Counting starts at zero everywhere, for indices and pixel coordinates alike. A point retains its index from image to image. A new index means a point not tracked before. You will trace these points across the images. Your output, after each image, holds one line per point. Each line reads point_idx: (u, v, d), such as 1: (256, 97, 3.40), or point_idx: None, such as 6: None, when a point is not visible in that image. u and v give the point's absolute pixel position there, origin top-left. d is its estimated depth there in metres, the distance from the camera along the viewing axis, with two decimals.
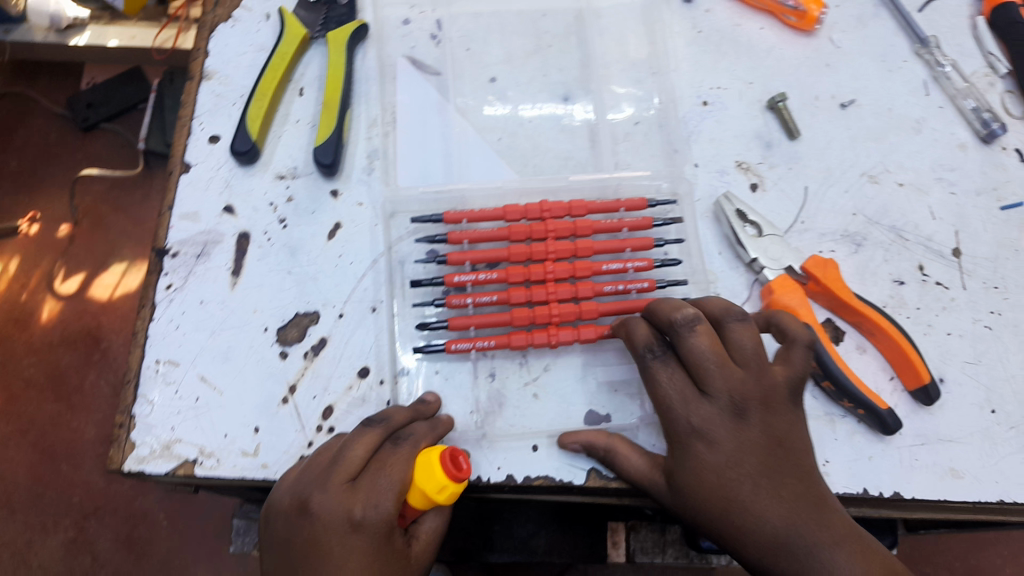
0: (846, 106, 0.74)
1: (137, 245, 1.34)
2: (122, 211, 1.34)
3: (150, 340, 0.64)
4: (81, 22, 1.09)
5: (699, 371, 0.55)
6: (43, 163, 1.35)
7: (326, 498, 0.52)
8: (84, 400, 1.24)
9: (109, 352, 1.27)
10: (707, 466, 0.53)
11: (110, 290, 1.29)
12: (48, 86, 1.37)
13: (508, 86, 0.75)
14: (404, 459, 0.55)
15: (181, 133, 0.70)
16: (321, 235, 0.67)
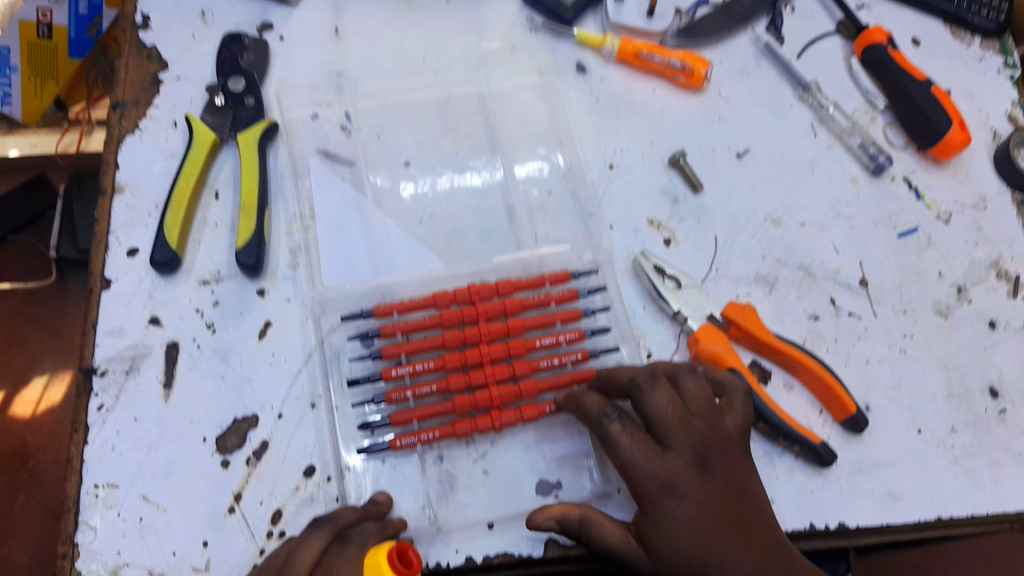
0: (742, 156, 0.78)
1: (57, 356, 1.37)
2: (40, 322, 1.37)
3: (86, 464, 0.62)
4: None
5: (661, 427, 0.56)
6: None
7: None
8: (14, 527, 1.24)
9: (37, 470, 1.29)
10: (679, 519, 0.53)
11: (32, 406, 1.32)
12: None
13: (421, 169, 0.77)
14: (353, 562, 0.53)
15: (98, 249, 0.70)
16: (251, 336, 0.67)
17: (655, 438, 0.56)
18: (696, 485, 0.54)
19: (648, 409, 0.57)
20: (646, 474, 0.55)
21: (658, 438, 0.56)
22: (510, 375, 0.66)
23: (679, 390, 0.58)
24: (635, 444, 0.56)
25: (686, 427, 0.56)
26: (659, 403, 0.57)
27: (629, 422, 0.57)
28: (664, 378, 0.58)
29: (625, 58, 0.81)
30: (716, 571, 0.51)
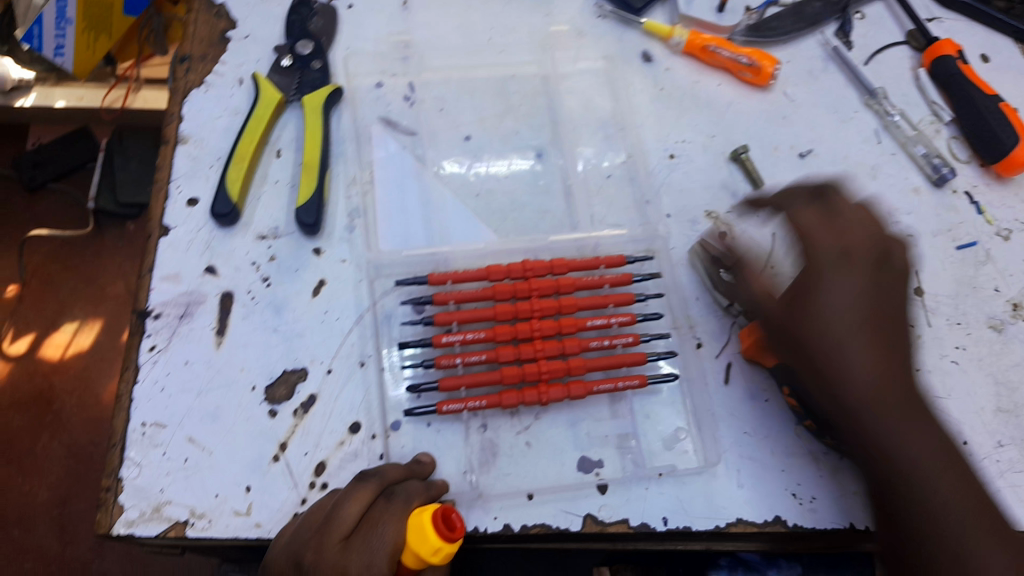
0: (804, 156, 0.78)
1: (86, 305, 1.47)
2: (74, 270, 1.49)
3: (134, 403, 0.64)
4: (27, 83, 1.25)
5: (822, 222, 0.60)
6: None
7: (319, 558, 0.53)
8: (36, 465, 1.34)
9: (61, 413, 1.38)
10: (833, 303, 0.56)
11: (62, 349, 1.42)
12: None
13: (482, 143, 0.77)
14: (397, 516, 0.55)
15: (159, 197, 0.71)
16: (306, 292, 0.68)
17: (821, 227, 0.60)
18: (855, 289, 0.57)
19: (817, 217, 0.61)
20: (810, 240, 0.59)
21: (816, 242, 0.59)
22: (559, 352, 0.66)
23: (836, 209, 0.61)
24: (802, 227, 0.61)
25: (844, 233, 0.60)
26: (818, 219, 0.61)
27: (800, 212, 0.61)
28: (831, 193, 0.62)
29: (693, 50, 0.81)
30: (857, 359, 0.55)
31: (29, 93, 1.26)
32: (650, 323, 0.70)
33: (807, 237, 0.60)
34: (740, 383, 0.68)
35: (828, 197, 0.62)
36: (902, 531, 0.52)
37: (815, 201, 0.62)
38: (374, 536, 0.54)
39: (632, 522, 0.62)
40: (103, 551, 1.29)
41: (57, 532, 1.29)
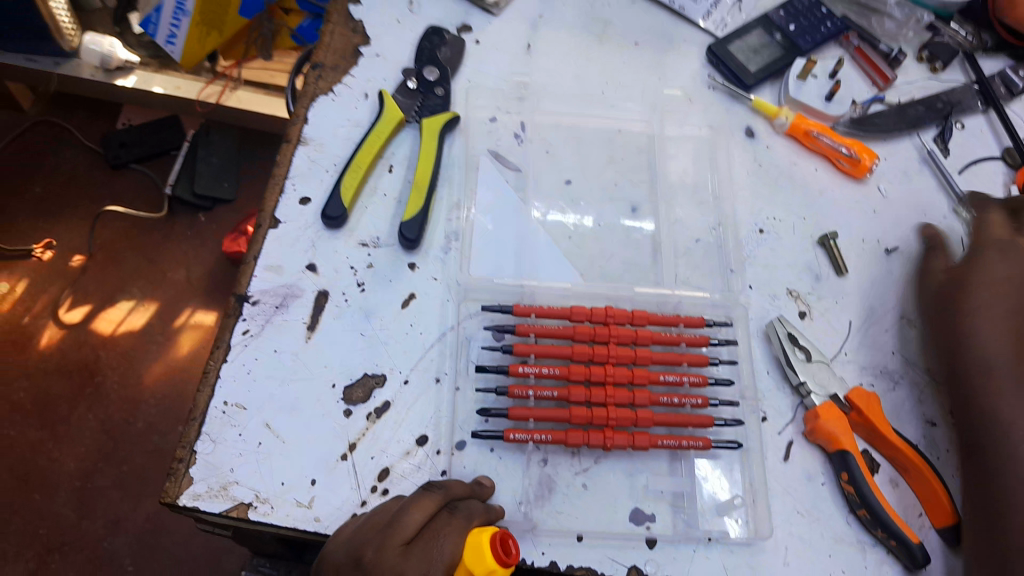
0: (890, 252, 0.80)
1: (145, 285, 1.51)
2: (139, 249, 1.54)
3: (220, 381, 0.66)
4: (130, 65, 1.28)
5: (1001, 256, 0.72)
6: (67, 192, 1.56)
7: (382, 560, 0.54)
8: (69, 434, 1.37)
9: (101, 387, 1.42)
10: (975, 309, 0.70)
11: (114, 325, 1.46)
12: (82, 119, 1.61)
13: (579, 190, 0.80)
14: (456, 532, 0.57)
15: (274, 191, 0.74)
16: (395, 303, 0.71)
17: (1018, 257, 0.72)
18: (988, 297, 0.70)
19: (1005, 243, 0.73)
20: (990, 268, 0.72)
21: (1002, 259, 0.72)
22: (628, 401, 0.68)
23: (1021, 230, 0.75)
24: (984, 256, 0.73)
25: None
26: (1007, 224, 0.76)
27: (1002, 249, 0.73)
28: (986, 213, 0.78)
29: (795, 132, 0.83)
30: (999, 357, 0.67)
31: (131, 74, 1.29)
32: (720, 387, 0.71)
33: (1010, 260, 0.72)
34: (799, 462, 0.69)
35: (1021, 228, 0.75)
36: (992, 501, 0.63)
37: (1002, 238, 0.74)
38: (436, 547, 0.56)
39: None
40: (116, 531, 1.32)
41: (75, 504, 1.32)
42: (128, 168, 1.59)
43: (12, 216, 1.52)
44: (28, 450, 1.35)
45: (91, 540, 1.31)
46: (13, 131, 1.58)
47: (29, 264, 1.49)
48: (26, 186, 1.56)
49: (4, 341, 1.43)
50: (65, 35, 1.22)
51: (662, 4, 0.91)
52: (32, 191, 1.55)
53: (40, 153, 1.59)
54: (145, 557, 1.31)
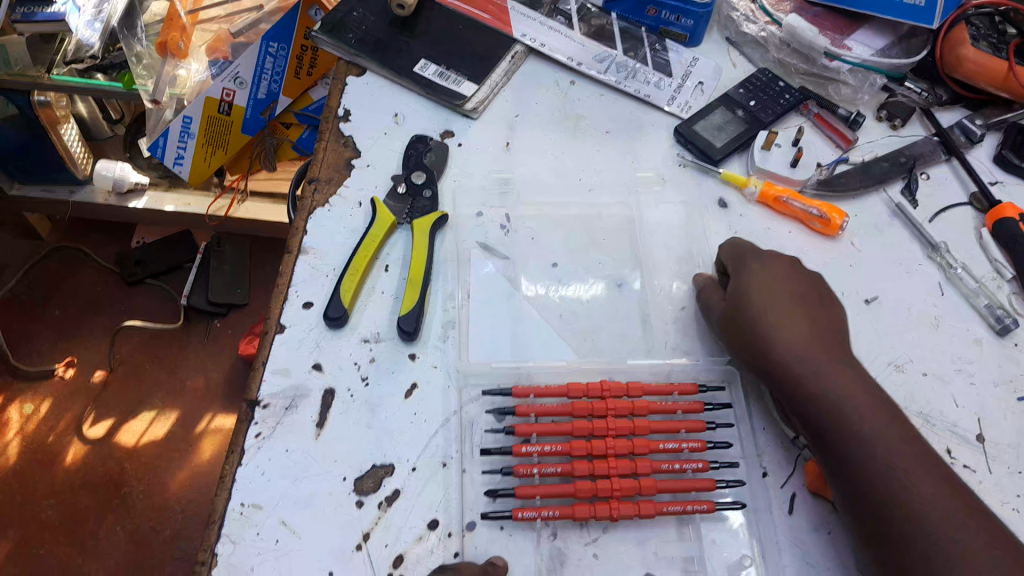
0: (869, 302, 0.83)
1: (166, 394, 1.55)
2: (158, 361, 1.59)
3: (236, 485, 0.70)
4: (140, 187, 1.38)
5: (766, 275, 0.75)
6: (86, 312, 1.63)
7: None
8: (98, 546, 1.39)
9: (127, 498, 1.44)
10: (793, 335, 0.71)
11: (137, 436, 1.50)
12: (97, 243, 1.70)
13: (567, 270, 0.84)
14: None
15: (278, 299, 0.79)
16: (398, 393, 0.74)
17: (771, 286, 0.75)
18: (792, 324, 0.72)
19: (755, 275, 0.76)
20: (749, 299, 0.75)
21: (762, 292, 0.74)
22: (631, 471, 0.70)
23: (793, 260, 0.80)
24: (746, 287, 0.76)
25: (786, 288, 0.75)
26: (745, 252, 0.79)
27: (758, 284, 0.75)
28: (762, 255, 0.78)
29: (766, 199, 0.88)
30: (843, 384, 0.68)
31: (142, 195, 1.39)
32: (721, 450, 0.74)
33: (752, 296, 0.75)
34: (805, 514, 0.70)
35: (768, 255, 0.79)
36: (877, 515, 0.62)
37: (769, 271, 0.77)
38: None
39: None
40: None
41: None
42: (144, 284, 1.66)
43: (32, 343, 1.58)
44: (60, 568, 1.38)
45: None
46: (32, 260, 1.66)
47: (53, 383, 1.54)
48: (46, 309, 1.63)
49: (30, 462, 1.47)
50: (77, 165, 1.35)
51: (629, 93, 0.97)
52: (51, 313, 1.62)
53: (60, 277, 1.66)
54: None
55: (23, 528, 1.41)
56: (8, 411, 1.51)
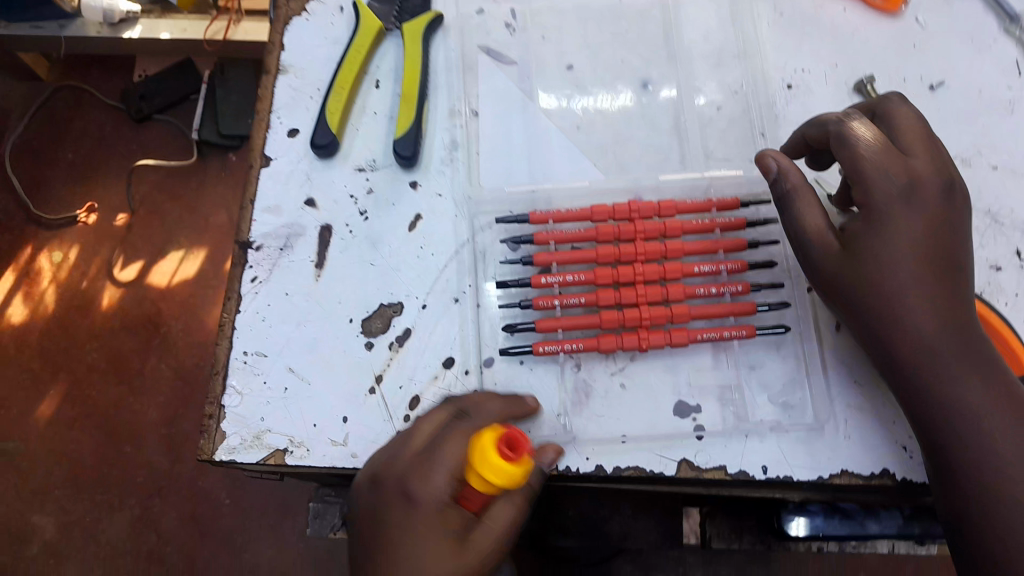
0: (935, 88, 0.71)
1: (192, 233, 1.39)
2: (178, 199, 1.41)
3: (237, 332, 0.65)
4: (133, 15, 1.16)
5: (887, 205, 0.55)
6: (98, 153, 1.44)
7: (390, 472, 0.52)
8: (147, 384, 1.30)
9: (169, 336, 1.33)
10: (916, 311, 0.52)
11: (168, 277, 1.35)
12: (98, 79, 1.48)
13: (584, 74, 0.73)
14: (457, 436, 0.52)
15: (261, 127, 0.71)
16: (402, 226, 0.68)
17: (900, 232, 0.54)
18: (917, 299, 0.52)
19: (883, 209, 0.55)
20: (861, 255, 0.55)
21: (881, 251, 0.54)
22: (662, 297, 0.63)
23: (938, 151, 0.57)
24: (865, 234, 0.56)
25: (931, 225, 0.54)
26: (873, 153, 0.56)
27: (884, 228, 0.55)
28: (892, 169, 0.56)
29: None
30: (975, 389, 0.50)
31: (136, 24, 1.17)
32: (761, 271, 0.66)
33: (864, 253, 0.55)
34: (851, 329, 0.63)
35: (899, 161, 0.56)
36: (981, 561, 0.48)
37: (905, 191, 0.55)
38: (433, 454, 0.51)
39: (729, 469, 0.59)
40: (206, 471, 1.26)
41: (168, 452, 1.26)
42: (153, 120, 1.46)
43: (52, 187, 1.41)
44: (110, 408, 1.29)
45: (188, 479, 1.25)
46: (32, 103, 1.46)
47: (77, 229, 1.39)
48: (58, 154, 1.44)
49: (66, 309, 1.34)
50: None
51: None
52: (63, 157, 1.43)
53: (64, 119, 1.46)
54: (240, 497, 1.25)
55: (70, 371, 1.31)
56: (37, 259, 1.37)
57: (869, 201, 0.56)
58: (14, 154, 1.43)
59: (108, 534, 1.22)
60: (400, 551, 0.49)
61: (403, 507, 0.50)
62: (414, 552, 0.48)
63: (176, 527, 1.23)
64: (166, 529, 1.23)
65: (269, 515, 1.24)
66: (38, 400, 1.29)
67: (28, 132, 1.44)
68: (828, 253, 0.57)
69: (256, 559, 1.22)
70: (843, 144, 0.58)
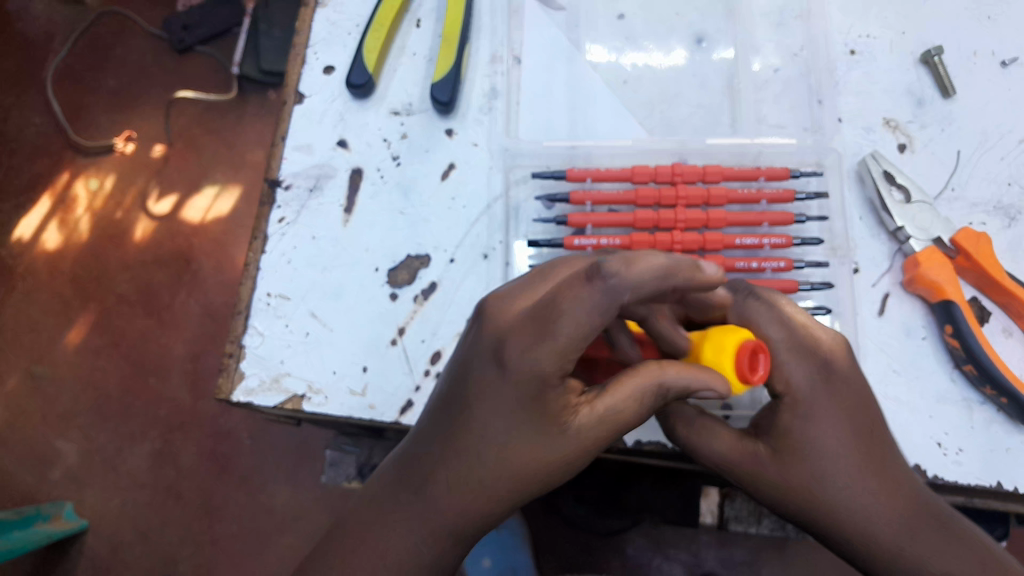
0: (1008, 65, 0.67)
1: (230, 168, 1.31)
2: (216, 134, 1.32)
3: (261, 272, 0.63)
4: None
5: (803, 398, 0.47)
6: (139, 83, 1.35)
7: (495, 324, 0.46)
8: (173, 318, 1.23)
9: (199, 274, 1.25)
10: (859, 506, 0.46)
11: (202, 214, 1.28)
12: (145, 7, 1.39)
13: (635, 25, 0.70)
14: (594, 305, 0.42)
15: (296, 62, 0.69)
16: (434, 175, 0.65)
17: (832, 434, 0.47)
18: (869, 492, 0.46)
19: (815, 393, 0.47)
20: (793, 455, 0.47)
21: (814, 442, 0.47)
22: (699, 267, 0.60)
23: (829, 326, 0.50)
24: (802, 430, 0.47)
25: (859, 418, 0.47)
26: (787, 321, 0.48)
27: (805, 432, 0.47)
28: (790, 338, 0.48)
29: None
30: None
31: None
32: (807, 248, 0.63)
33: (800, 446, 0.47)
34: (897, 316, 0.61)
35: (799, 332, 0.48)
36: None
37: (824, 375, 0.47)
38: (552, 321, 0.43)
39: None
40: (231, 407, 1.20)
41: (190, 387, 1.20)
42: (195, 52, 1.36)
43: (91, 116, 1.34)
44: (138, 338, 1.22)
45: (212, 419, 1.19)
46: (78, 28, 1.38)
47: (112, 158, 1.31)
48: (98, 80, 1.35)
49: (98, 237, 1.27)
50: None
51: None
52: (104, 85, 1.35)
53: (108, 47, 1.37)
54: (264, 441, 1.19)
55: (99, 299, 1.24)
56: (73, 186, 1.30)
57: (786, 392, 0.48)
58: (54, 79, 1.35)
59: (128, 464, 1.17)
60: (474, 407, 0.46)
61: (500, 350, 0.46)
62: (483, 421, 0.46)
63: (195, 462, 1.17)
64: (185, 463, 1.17)
65: (288, 456, 1.18)
66: (68, 326, 1.24)
67: (72, 58, 1.36)
68: (761, 459, 0.49)
69: (273, 502, 1.15)
70: (751, 334, 0.49)
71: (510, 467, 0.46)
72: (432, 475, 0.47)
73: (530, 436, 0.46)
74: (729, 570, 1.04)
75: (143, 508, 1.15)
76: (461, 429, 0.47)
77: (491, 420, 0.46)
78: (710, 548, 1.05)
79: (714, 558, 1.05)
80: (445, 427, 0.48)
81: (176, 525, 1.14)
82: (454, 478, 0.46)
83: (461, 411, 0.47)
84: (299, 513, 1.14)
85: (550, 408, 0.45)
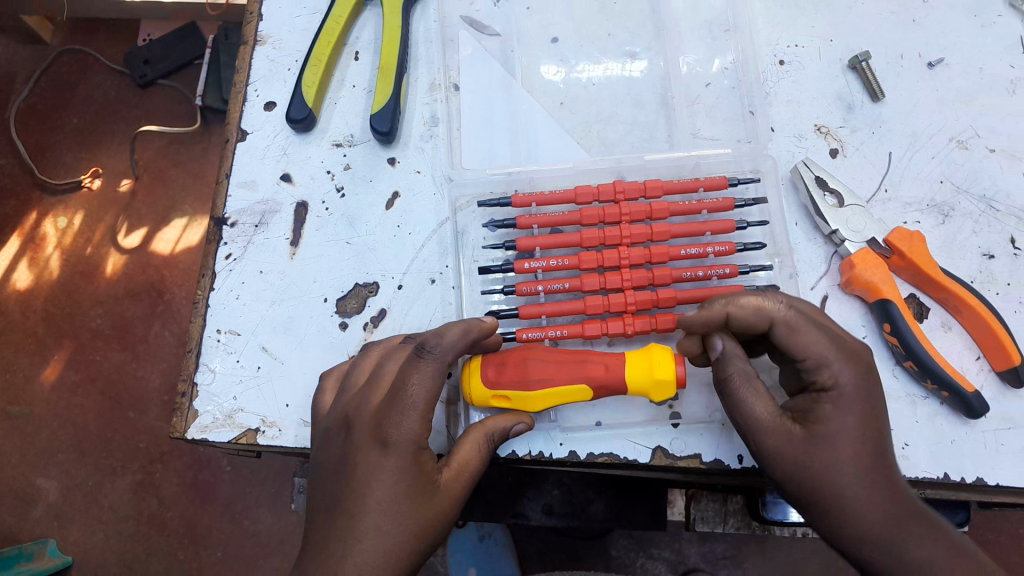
0: (934, 66, 0.69)
1: (197, 199, 1.32)
2: (181, 166, 1.32)
3: (211, 310, 0.64)
4: None
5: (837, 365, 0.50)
6: (103, 119, 1.35)
7: (361, 415, 0.50)
8: (149, 350, 1.23)
9: (172, 304, 1.26)
10: (869, 510, 0.47)
11: (172, 245, 1.28)
12: (104, 42, 1.39)
13: (570, 46, 0.71)
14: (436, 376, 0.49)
15: (238, 100, 0.70)
16: (379, 204, 0.66)
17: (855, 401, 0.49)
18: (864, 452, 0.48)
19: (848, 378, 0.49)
20: (828, 434, 0.48)
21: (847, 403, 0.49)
22: (647, 280, 0.61)
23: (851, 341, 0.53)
24: (829, 431, 0.48)
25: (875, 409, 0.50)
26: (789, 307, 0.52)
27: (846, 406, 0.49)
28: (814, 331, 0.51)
29: None
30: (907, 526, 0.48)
31: None
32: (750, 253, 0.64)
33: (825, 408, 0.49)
34: (836, 317, 0.62)
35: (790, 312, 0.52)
36: None
37: (855, 383, 0.49)
38: (406, 394, 0.49)
39: (705, 457, 0.58)
40: None
41: (167, 419, 1.20)
42: (156, 85, 1.36)
43: (56, 154, 1.33)
44: (114, 373, 1.22)
45: (190, 449, 1.18)
46: (38, 67, 1.38)
47: (79, 195, 1.31)
48: (61, 117, 1.35)
49: (68, 275, 1.27)
50: None
51: None
52: (68, 122, 1.35)
53: (69, 84, 1.37)
54: (243, 470, 1.19)
55: (73, 337, 1.24)
56: (41, 224, 1.30)
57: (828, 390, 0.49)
58: (17, 118, 1.35)
59: (110, 499, 1.17)
60: (352, 489, 0.48)
61: (371, 433, 0.49)
62: (373, 497, 0.47)
63: (177, 494, 1.17)
64: (167, 495, 1.17)
65: (270, 481, 1.18)
66: (43, 364, 1.23)
67: (34, 97, 1.36)
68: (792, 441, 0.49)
69: (257, 527, 1.16)
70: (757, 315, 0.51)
71: (404, 534, 0.47)
72: (337, 566, 0.45)
73: (417, 508, 0.47)
74: (712, 565, 1.05)
75: (126, 541, 1.15)
76: (353, 511, 0.47)
77: (379, 493, 0.47)
78: (691, 545, 1.06)
79: (696, 554, 1.06)
80: (337, 517, 0.47)
81: (162, 555, 1.14)
82: (349, 556, 0.46)
83: (343, 495, 0.48)
84: (283, 538, 1.16)
85: (424, 472, 0.48)
